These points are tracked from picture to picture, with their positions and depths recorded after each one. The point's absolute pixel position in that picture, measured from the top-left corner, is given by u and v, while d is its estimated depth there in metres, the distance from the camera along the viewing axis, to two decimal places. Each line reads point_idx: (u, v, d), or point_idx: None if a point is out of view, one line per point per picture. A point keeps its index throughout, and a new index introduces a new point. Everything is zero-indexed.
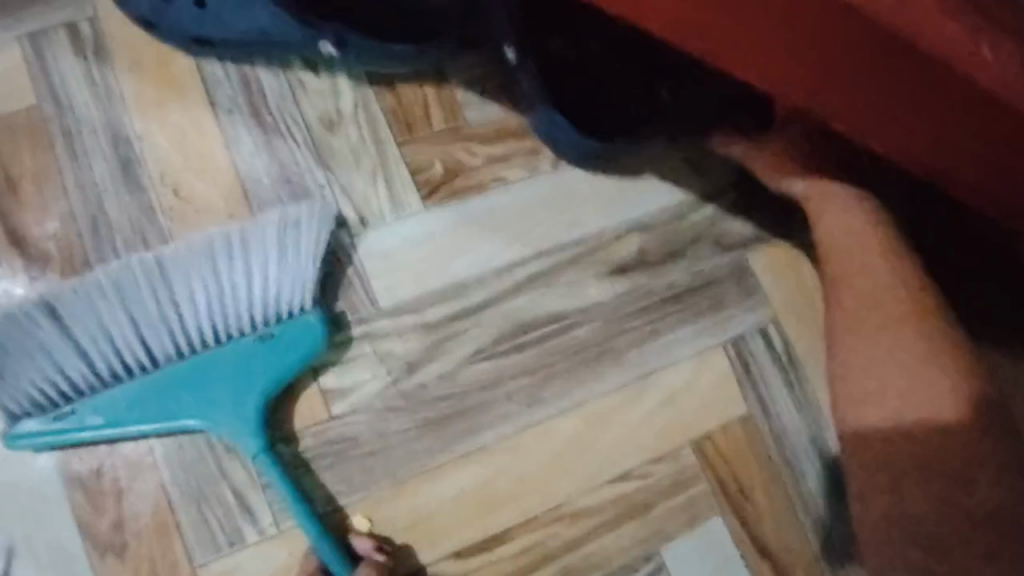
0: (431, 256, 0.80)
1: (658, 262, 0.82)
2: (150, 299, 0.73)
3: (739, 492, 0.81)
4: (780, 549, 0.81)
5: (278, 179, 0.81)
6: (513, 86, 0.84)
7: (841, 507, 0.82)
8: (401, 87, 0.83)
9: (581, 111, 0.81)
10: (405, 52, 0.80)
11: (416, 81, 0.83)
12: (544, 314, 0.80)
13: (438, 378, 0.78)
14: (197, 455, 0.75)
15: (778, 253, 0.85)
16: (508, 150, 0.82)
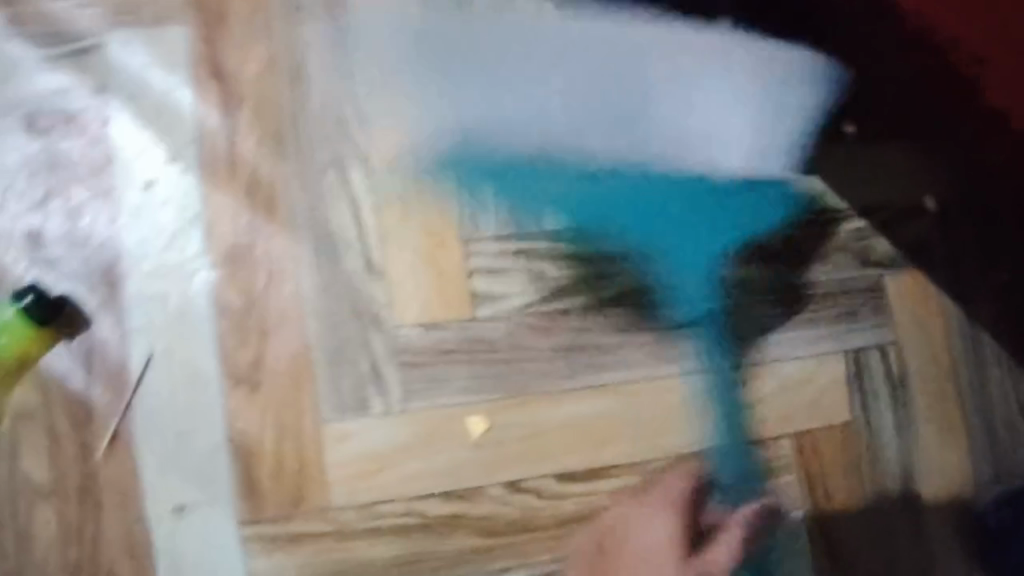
0: (600, 196, 0.82)
1: (804, 259, 0.86)
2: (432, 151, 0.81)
3: (823, 490, 0.85)
4: (848, 553, 0.85)
5: (469, 84, 0.81)
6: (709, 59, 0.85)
7: (911, 531, 0.86)
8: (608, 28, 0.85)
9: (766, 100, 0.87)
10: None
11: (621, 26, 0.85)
12: (689, 278, 0.83)
13: (581, 310, 0.81)
14: (343, 319, 0.77)
15: (909, 282, 0.89)
16: (690, 116, 0.85)
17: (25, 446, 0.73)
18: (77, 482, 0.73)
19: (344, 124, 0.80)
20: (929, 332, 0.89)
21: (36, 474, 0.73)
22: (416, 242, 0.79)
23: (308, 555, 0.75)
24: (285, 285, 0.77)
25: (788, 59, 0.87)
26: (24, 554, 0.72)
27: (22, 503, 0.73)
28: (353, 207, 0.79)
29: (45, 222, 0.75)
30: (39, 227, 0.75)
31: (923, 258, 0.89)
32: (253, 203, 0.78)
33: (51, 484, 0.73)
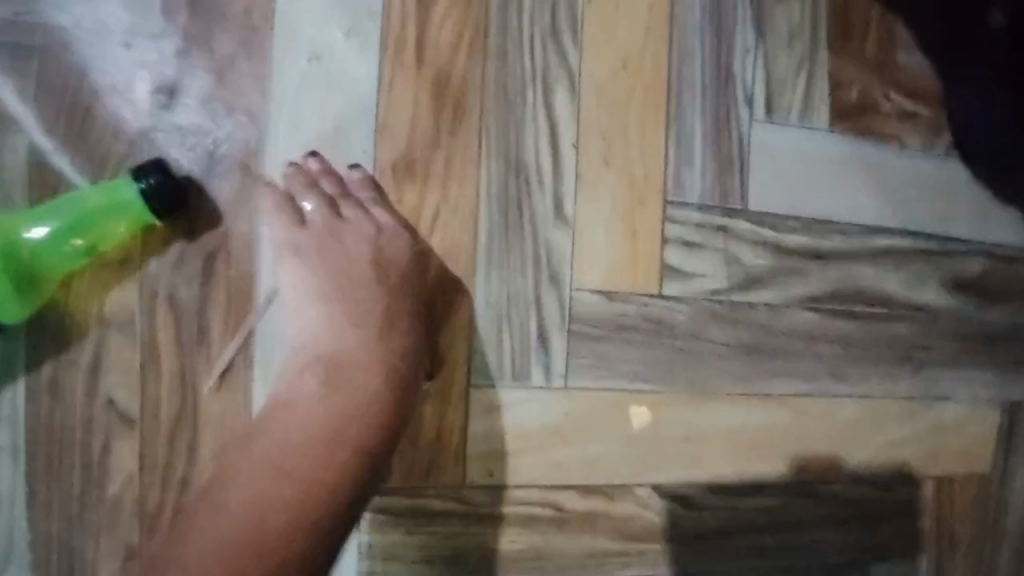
0: (813, 184, 0.72)
1: (993, 295, 0.79)
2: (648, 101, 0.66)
3: (949, 536, 0.80)
4: None
5: (705, 19, 0.68)
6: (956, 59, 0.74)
7: None
8: None
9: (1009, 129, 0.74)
10: None
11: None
12: (881, 294, 0.75)
13: (770, 308, 0.71)
14: (519, 269, 0.64)
15: None
16: (917, 113, 0.74)
17: (114, 361, 0.59)
18: (171, 417, 0.59)
19: (558, 33, 0.65)
20: None
21: (128, 395, 0.59)
22: (614, 195, 0.66)
23: (258, 460, 0.55)
24: (458, 215, 0.63)
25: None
26: (92, 490, 0.58)
27: (100, 429, 0.59)
28: (550, 137, 0.65)
29: (182, 82, 0.60)
30: (174, 88, 0.60)
31: None
32: (436, 108, 0.63)
33: (138, 412, 0.59)
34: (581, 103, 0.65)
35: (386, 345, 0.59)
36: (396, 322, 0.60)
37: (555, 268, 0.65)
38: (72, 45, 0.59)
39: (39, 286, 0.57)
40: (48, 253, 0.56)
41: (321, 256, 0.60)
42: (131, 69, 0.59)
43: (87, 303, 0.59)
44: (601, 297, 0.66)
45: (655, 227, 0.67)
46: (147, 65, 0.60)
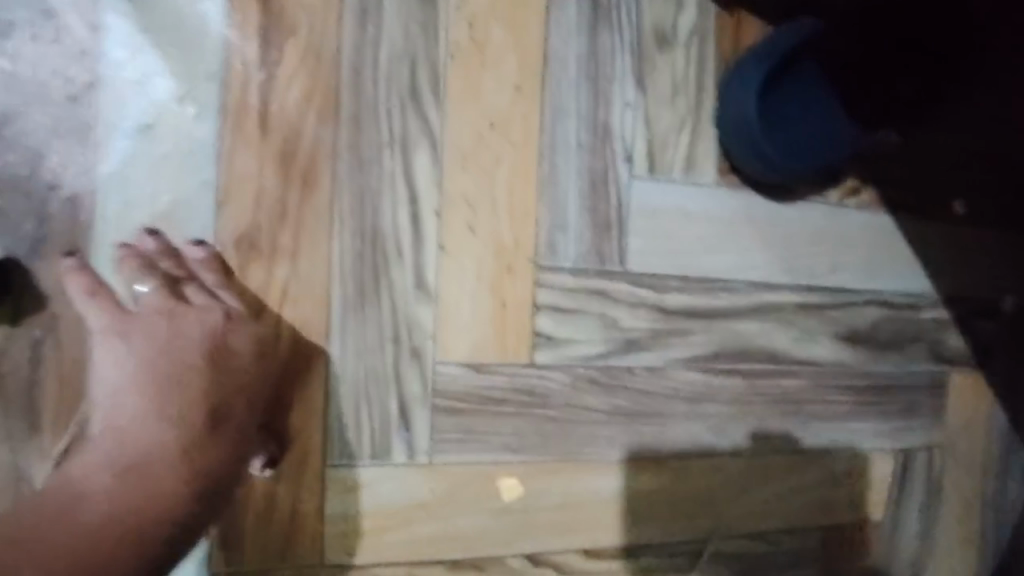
0: (696, 241, 0.70)
1: (880, 343, 0.78)
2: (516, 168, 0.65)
3: None
4: None
5: (584, 74, 0.66)
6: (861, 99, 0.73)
7: None
8: (746, 36, 0.71)
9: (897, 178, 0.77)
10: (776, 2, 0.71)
11: (765, 25, 0.71)
12: (767, 350, 0.73)
13: (649, 371, 0.69)
14: (376, 344, 0.62)
15: (970, 385, 0.82)
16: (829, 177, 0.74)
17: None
18: None
19: (419, 95, 0.62)
20: (976, 442, 0.82)
21: None
22: (479, 262, 0.64)
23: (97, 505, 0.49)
24: (310, 290, 0.60)
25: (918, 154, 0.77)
26: None
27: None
28: (411, 205, 0.62)
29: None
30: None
31: (987, 361, 0.83)
32: (284, 178, 0.59)
33: None
34: (442, 169, 0.63)
35: (204, 450, 0.52)
36: (223, 422, 0.54)
37: (416, 340, 0.62)
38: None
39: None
40: None
41: (152, 347, 0.53)
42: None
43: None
44: (468, 368, 0.64)
45: (529, 291, 0.65)
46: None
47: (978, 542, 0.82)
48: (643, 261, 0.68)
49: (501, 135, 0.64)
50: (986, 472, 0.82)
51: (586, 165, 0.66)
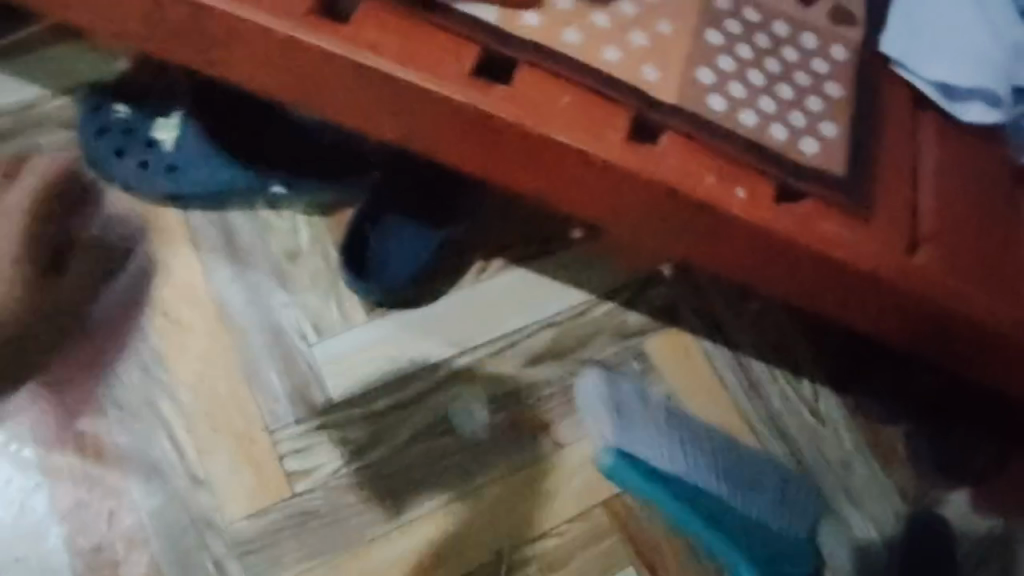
0: (372, 362, 0.98)
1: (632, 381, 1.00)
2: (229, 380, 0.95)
3: (648, 527, 0.99)
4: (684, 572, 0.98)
5: (246, 304, 0.98)
6: (429, 210, 1.00)
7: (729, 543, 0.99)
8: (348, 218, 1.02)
9: (508, 241, 1.06)
10: (349, 183, 1.00)
11: (353, 203, 1.02)
12: (471, 401, 0.99)
13: (384, 458, 0.94)
14: (182, 530, 0.90)
15: (671, 340, 1.06)
16: (457, 269, 1.03)
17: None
18: None
19: (147, 367, 0.95)
20: (699, 377, 1.06)
21: None
22: (228, 448, 0.93)
23: None
24: (123, 516, 0.89)
25: (509, 221, 1.06)
26: None
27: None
28: (168, 434, 0.93)
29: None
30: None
31: (677, 314, 1.07)
32: (82, 456, 0.91)
33: None
34: (180, 402, 0.94)
35: None
36: None
37: (208, 516, 0.90)
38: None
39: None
40: None
41: None
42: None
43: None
44: (252, 517, 0.91)
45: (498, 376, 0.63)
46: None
47: (743, 448, 1.03)
48: (342, 397, 0.96)
49: (209, 366, 0.95)
50: (723, 394, 1.05)
51: (271, 358, 0.96)
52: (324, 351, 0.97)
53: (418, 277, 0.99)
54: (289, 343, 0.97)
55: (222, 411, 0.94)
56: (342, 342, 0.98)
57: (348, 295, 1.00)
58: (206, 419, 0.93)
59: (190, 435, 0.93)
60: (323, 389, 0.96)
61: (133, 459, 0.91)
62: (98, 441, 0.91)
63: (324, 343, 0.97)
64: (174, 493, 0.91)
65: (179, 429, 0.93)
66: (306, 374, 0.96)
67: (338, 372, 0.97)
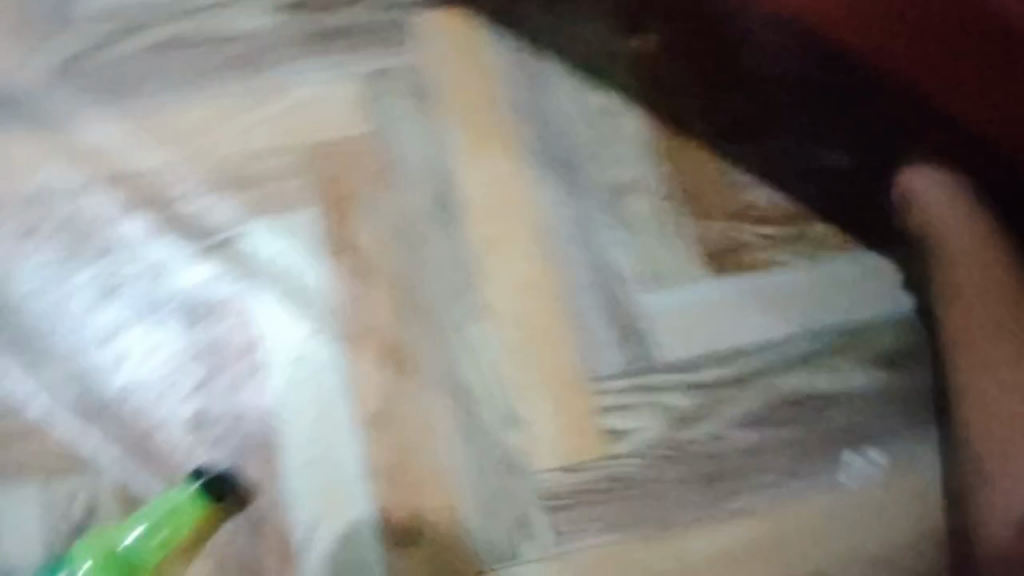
0: (705, 331, 0.85)
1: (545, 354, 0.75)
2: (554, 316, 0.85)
3: None
4: None
5: (577, 232, 0.87)
6: (776, 155, 0.88)
7: None
8: (693, 146, 0.89)
9: (879, 206, 0.87)
10: (697, 114, 0.89)
11: (705, 133, 0.89)
12: (809, 391, 0.84)
13: (710, 437, 0.83)
14: (489, 466, 0.81)
15: None
16: (803, 232, 0.87)
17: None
18: None
19: (467, 288, 0.86)
20: None
21: None
22: (547, 388, 0.83)
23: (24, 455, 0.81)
24: (428, 438, 0.82)
25: (882, 179, 0.87)
26: None
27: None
28: (483, 362, 0.84)
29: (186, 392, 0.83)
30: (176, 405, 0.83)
31: None
32: (392, 371, 0.84)
33: None
34: (498, 328, 0.84)
35: None
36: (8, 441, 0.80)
37: (517, 458, 0.82)
38: (96, 392, 0.83)
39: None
40: (134, 561, 0.77)
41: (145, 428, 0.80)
42: (146, 394, 0.83)
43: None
44: (565, 475, 0.81)
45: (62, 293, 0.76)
46: (167, 397, 0.83)
47: None
48: (669, 364, 0.84)
49: (535, 298, 0.85)
50: None
51: (594, 295, 0.85)
52: (655, 304, 0.86)
53: (764, 230, 0.87)
54: (617, 289, 0.86)
55: (535, 352, 0.84)
56: (673, 302, 0.86)
57: (683, 252, 0.87)
58: (520, 354, 0.84)
59: (490, 375, 0.83)
60: (652, 348, 0.85)
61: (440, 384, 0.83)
62: (409, 353, 0.84)
63: (655, 296, 0.86)
64: (472, 431, 0.82)
65: (478, 362, 0.84)
66: (633, 321, 0.85)
67: (672, 331, 0.85)
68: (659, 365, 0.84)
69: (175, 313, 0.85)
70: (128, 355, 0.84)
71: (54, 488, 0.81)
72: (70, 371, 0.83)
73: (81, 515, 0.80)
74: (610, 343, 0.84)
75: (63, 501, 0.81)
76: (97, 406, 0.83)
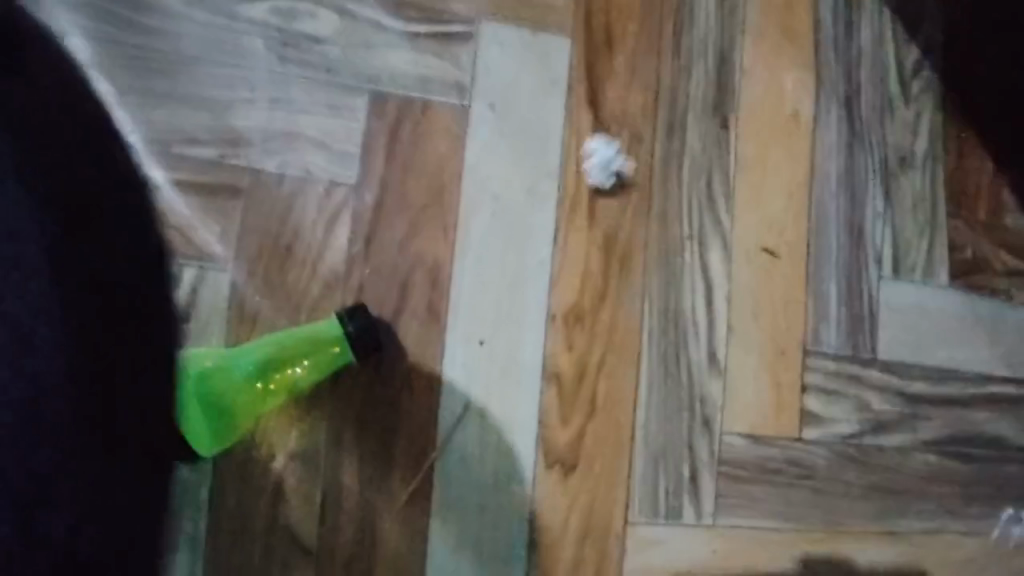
0: (926, 341, 0.76)
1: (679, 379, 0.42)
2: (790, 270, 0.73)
3: None
4: None
5: (841, 186, 0.75)
6: None
7: None
8: (970, 143, 0.79)
9: None
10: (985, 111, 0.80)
11: (982, 136, 0.79)
12: (994, 438, 0.78)
13: (895, 451, 0.75)
14: (675, 410, 0.70)
15: None
16: None
17: (293, 489, 0.63)
18: (348, 545, 0.63)
19: (714, 203, 0.72)
20: None
21: (303, 532, 0.63)
22: (761, 346, 0.72)
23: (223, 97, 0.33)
24: (621, 358, 0.69)
25: None
26: None
27: (275, 560, 0.62)
28: (706, 294, 0.71)
29: (354, 208, 0.66)
30: (335, 221, 0.66)
31: None
32: (606, 266, 0.69)
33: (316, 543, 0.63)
34: (732, 262, 0.72)
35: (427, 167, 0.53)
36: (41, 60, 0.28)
37: (708, 412, 0.70)
38: (238, 171, 0.64)
39: (229, 432, 0.59)
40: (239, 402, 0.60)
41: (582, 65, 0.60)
42: (303, 188, 0.66)
43: (240, 444, 0.62)
44: (748, 447, 0.71)
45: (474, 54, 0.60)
46: (330, 207, 0.66)
47: None
48: (881, 363, 0.75)
49: (779, 243, 0.73)
50: None
51: (835, 263, 0.74)
52: (890, 294, 0.75)
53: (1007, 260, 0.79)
54: (862, 265, 0.75)
55: (759, 303, 0.72)
56: (907, 298, 0.76)
57: (933, 251, 0.76)
58: (745, 299, 0.72)
59: (706, 311, 0.71)
60: (873, 340, 0.75)
61: (653, 302, 0.70)
62: (627, 255, 0.70)
63: (893, 286, 0.76)
64: (669, 366, 0.70)
65: (698, 293, 0.71)
66: (863, 305, 0.75)
67: (895, 329, 0.75)
68: (872, 360, 0.75)
69: (366, 106, 0.67)
70: (292, 136, 0.66)
71: None
72: (211, 130, 0.64)
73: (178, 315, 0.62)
74: (834, 320, 0.74)
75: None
76: (236, 187, 0.64)
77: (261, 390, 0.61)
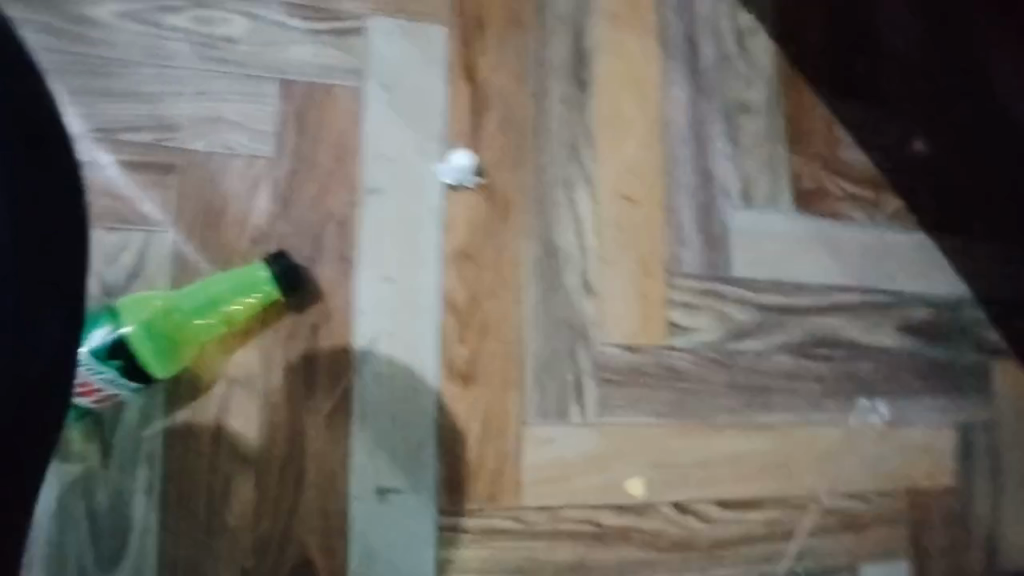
0: (775, 257, 0.90)
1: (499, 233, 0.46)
2: (649, 203, 0.86)
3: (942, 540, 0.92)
4: None
5: (689, 132, 0.88)
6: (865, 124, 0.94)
7: None
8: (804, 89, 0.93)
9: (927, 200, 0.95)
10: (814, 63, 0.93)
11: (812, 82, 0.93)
12: (844, 337, 0.91)
13: (756, 353, 0.88)
14: (558, 327, 0.83)
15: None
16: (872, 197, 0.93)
17: (235, 407, 0.76)
18: (283, 451, 0.76)
19: (579, 152, 0.85)
20: None
21: (244, 443, 0.75)
22: (628, 269, 0.85)
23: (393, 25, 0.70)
24: (508, 286, 0.82)
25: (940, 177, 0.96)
26: (215, 518, 0.74)
27: (222, 467, 0.75)
28: (578, 228, 0.84)
29: (272, 175, 0.79)
30: (257, 187, 0.79)
31: None
32: (489, 210, 0.83)
33: (256, 452, 0.75)
34: (599, 200, 0.85)
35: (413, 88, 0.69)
36: None
37: (587, 327, 0.83)
38: (173, 150, 0.78)
39: (176, 358, 0.72)
40: (185, 331, 0.73)
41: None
42: (229, 162, 0.79)
43: (187, 373, 0.75)
44: (624, 354, 0.84)
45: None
46: (250, 176, 0.79)
47: None
48: (738, 278, 0.88)
49: (638, 182, 0.86)
50: None
51: (688, 195, 0.87)
52: (739, 220, 0.89)
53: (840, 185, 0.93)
54: (712, 196, 0.88)
55: (624, 233, 0.85)
56: (755, 222, 0.89)
57: (775, 181, 0.90)
58: (611, 231, 0.85)
59: (578, 243, 0.84)
60: (727, 258, 0.88)
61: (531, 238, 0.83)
62: (507, 200, 0.83)
63: (742, 214, 0.89)
64: (551, 290, 0.83)
65: (571, 228, 0.84)
66: (717, 230, 0.88)
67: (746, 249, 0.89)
68: (728, 275, 0.88)
69: (277, 92, 0.81)
70: (215, 120, 0.79)
71: (102, 237, 0.75)
72: (148, 119, 0.78)
73: (127, 272, 0.75)
74: (691, 244, 0.87)
75: (108, 254, 0.75)
76: (170, 164, 0.77)
77: (204, 323, 0.73)
